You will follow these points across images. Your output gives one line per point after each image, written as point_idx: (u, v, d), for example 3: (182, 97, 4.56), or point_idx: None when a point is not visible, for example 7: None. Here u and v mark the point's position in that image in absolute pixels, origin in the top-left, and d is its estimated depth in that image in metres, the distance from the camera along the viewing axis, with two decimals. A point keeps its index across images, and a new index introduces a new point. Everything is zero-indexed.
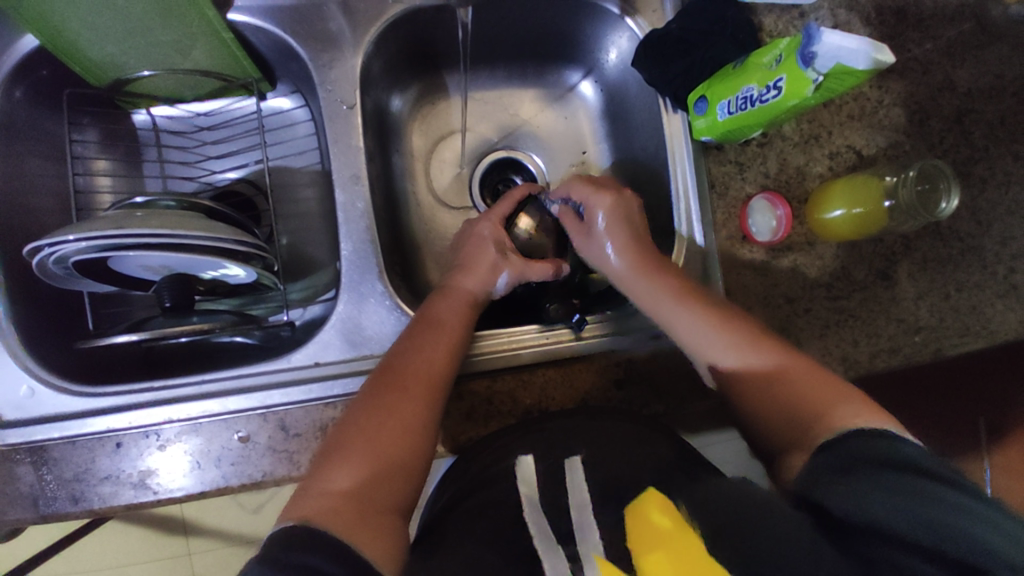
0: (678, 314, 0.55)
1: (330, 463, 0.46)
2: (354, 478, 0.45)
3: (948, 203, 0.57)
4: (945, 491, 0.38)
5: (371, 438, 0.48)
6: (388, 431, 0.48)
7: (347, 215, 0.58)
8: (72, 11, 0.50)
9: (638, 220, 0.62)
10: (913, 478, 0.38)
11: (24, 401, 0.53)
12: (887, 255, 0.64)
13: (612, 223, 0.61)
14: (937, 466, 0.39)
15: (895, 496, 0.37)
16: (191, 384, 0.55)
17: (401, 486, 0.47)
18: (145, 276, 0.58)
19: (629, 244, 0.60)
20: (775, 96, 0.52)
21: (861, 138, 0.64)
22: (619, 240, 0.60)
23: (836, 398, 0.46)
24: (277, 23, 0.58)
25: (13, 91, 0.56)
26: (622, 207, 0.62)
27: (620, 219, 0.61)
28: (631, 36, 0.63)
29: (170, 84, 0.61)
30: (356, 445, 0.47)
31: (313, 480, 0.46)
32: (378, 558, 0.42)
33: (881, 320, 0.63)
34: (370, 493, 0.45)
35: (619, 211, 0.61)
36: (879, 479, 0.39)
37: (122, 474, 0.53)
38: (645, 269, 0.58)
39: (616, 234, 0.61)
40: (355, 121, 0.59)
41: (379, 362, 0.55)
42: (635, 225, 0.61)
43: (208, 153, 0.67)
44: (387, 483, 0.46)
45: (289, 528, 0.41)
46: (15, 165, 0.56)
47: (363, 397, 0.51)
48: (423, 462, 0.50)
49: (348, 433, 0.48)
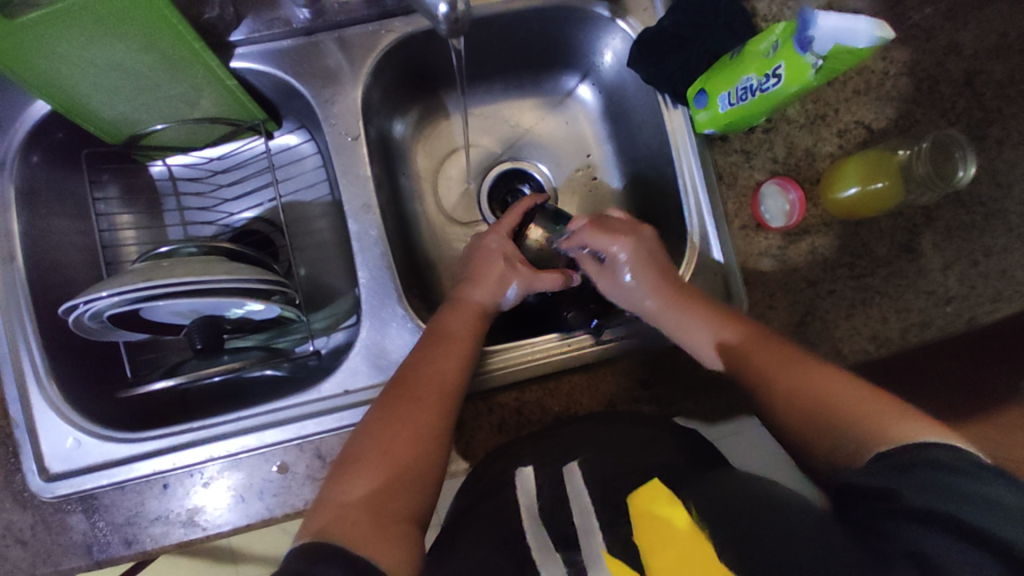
0: (715, 348, 0.56)
1: (345, 476, 0.48)
2: (366, 489, 0.47)
3: (966, 171, 0.56)
4: (970, 481, 0.37)
5: (384, 452, 0.49)
6: (401, 442, 0.50)
7: (361, 243, 0.59)
8: (82, 77, 0.52)
9: (662, 254, 0.61)
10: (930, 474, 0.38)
11: (71, 453, 0.55)
12: (908, 227, 0.63)
13: (637, 264, 0.60)
14: (952, 456, 0.39)
15: (923, 494, 0.37)
16: (229, 420, 0.57)
17: (416, 493, 0.49)
18: (174, 321, 0.60)
19: (655, 282, 0.59)
20: (776, 84, 0.51)
21: (869, 112, 0.63)
22: (647, 279, 0.60)
23: (857, 398, 0.47)
24: (278, 66, 0.59)
25: (30, 157, 0.57)
26: (644, 247, 0.61)
27: (645, 260, 0.60)
28: (624, 37, 0.63)
29: (182, 135, 0.63)
30: (368, 461, 0.49)
31: (328, 493, 0.47)
32: (394, 566, 0.43)
33: (910, 293, 0.62)
34: (383, 503, 0.47)
35: (641, 253, 0.61)
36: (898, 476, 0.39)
37: (171, 514, 0.55)
38: (678, 303, 0.58)
39: (643, 275, 0.60)
40: (360, 151, 0.60)
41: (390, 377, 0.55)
42: (659, 259, 0.61)
43: (224, 196, 0.68)
44: (400, 494, 0.48)
45: (305, 543, 0.43)
46: (42, 228, 0.58)
47: (377, 407, 0.52)
48: (437, 471, 0.51)
49: (362, 449, 0.50)
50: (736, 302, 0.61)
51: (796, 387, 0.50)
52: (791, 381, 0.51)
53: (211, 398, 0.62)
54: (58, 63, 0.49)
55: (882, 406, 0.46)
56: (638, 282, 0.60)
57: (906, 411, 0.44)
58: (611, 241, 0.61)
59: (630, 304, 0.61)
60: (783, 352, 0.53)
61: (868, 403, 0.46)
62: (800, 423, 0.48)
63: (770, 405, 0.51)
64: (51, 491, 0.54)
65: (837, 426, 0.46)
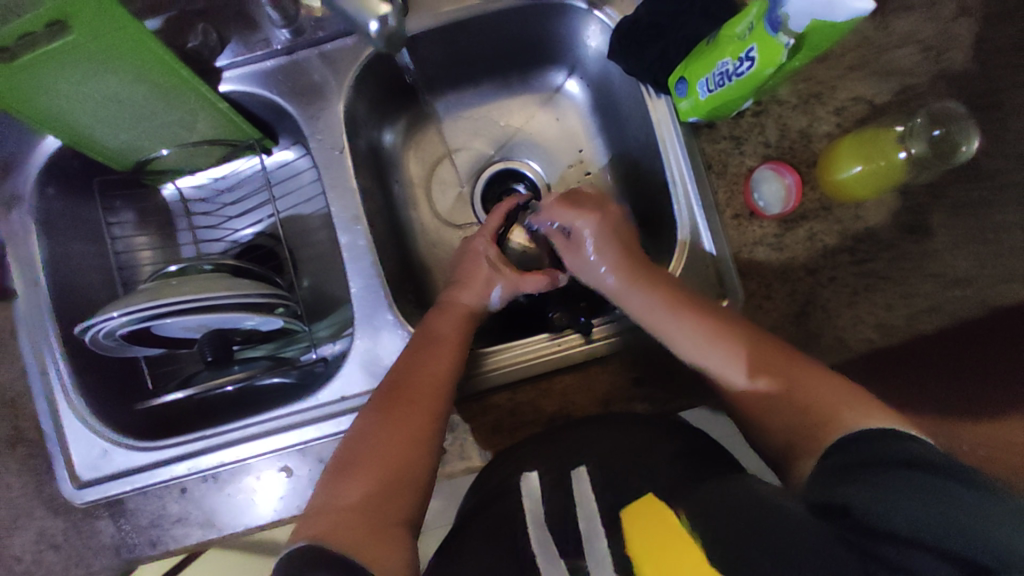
0: (678, 326, 0.56)
1: (341, 481, 0.48)
2: (362, 493, 0.48)
3: (968, 144, 0.55)
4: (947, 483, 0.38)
5: (377, 455, 0.50)
6: (394, 445, 0.50)
7: (353, 255, 0.61)
8: (82, 109, 0.55)
9: (625, 231, 0.63)
10: (910, 473, 0.39)
11: (98, 461, 0.59)
12: (915, 206, 0.61)
13: (601, 240, 0.62)
14: (926, 455, 0.40)
15: (904, 496, 0.38)
16: (237, 428, 0.60)
17: (410, 497, 0.49)
18: (185, 336, 0.64)
19: (617, 257, 0.61)
20: (750, 67, 0.49)
21: (868, 87, 0.62)
22: (610, 255, 0.61)
23: (822, 384, 0.50)
24: (265, 86, 0.61)
25: (47, 189, 0.61)
26: (608, 223, 0.63)
27: (607, 235, 0.62)
28: (604, 28, 0.62)
29: (186, 158, 0.67)
30: (362, 464, 0.49)
31: (325, 499, 0.48)
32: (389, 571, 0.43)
33: (917, 278, 0.61)
34: (377, 506, 0.47)
35: (604, 228, 0.62)
36: (879, 480, 0.40)
37: (189, 516, 0.59)
38: (638, 277, 0.59)
39: (606, 252, 0.61)
40: (346, 163, 0.61)
41: (376, 387, 0.55)
42: (623, 236, 0.62)
43: (229, 214, 0.72)
44: (395, 498, 0.48)
45: (302, 547, 0.43)
46: (63, 254, 0.62)
47: (369, 413, 0.53)
48: (428, 475, 0.51)
49: (358, 453, 0.50)
50: (729, 293, 0.60)
51: (781, 379, 0.52)
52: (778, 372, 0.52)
53: (224, 406, 0.66)
54: (58, 98, 0.53)
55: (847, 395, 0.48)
56: (600, 258, 0.61)
57: (867, 400, 0.47)
58: (577, 216, 0.63)
59: (592, 281, 0.63)
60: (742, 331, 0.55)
61: (831, 396, 0.49)
62: (788, 411, 0.50)
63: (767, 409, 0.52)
64: (81, 497, 0.59)
65: (818, 419, 0.48)
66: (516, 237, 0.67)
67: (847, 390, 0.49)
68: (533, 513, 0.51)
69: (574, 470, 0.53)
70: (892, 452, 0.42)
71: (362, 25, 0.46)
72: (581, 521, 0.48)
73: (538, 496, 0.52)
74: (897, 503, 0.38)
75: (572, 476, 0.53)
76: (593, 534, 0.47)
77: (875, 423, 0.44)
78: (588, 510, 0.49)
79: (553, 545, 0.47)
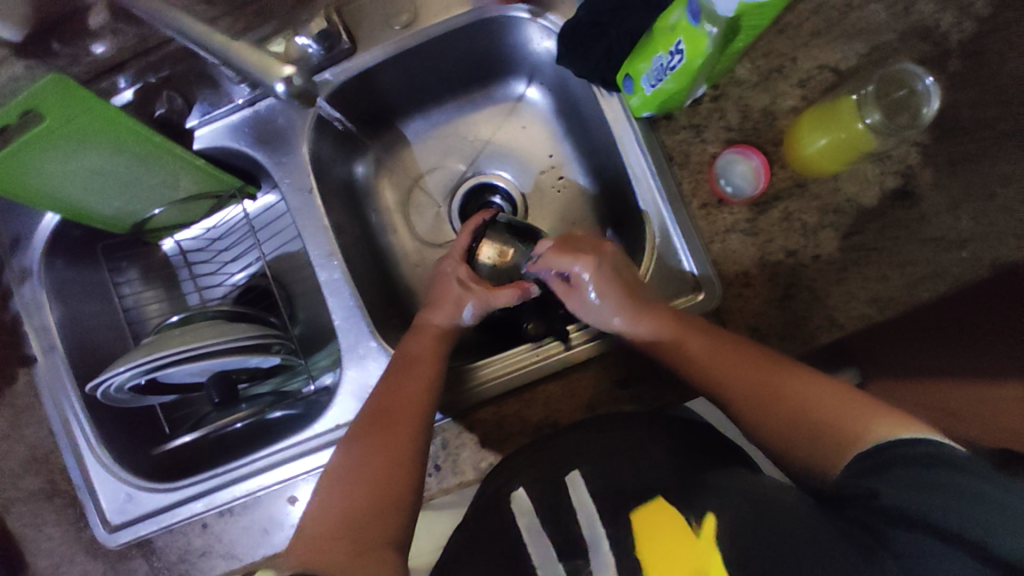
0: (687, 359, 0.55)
1: (326, 508, 0.51)
2: (346, 518, 0.50)
3: (929, 105, 0.51)
4: (956, 477, 0.38)
5: (360, 480, 0.52)
6: (376, 468, 0.52)
7: (332, 290, 0.63)
8: (73, 185, 0.59)
9: (624, 269, 0.61)
10: (922, 469, 0.40)
11: (125, 505, 0.64)
12: (902, 169, 0.57)
13: (600, 281, 0.60)
14: (927, 451, 0.40)
15: (906, 492, 0.39)
16: (246, 463, 0.63)
17: (394, 519, 0.51)
18: (194, 381, 0.68)
19: (619, 295, 0.59)
20: (680, 60, 0.49)
21: (833, 53, 0.59)
22: (610, 294, 0.59)
23: (834, 401, 0.49)
24: (231, 138, 0.64)
25: (55, 260, 0.67)
26: (606, 263, 0.61)
27: (606, 275, 0.60)
28: (550, 34, 0.62)
29: (177, 215, 0.71)
30: (346, 491, 0.52)
31: (310, 526, 0.50)
32: None
33: (912, 244, 0.56)
34: (361, 531, 0.49)
35: (603, 269, 0.61)
36: (894, 480, 0.40)
37: (213, 548, 0.63)
38: (641, 316, 0.58)
39: (607, 291, 0.59)
40: (316, 202, 0.64)
41: (357, 415, 0.58)
42: (623, 274, 0.61)
43: (224, 259, 0.75)
44: (380, 519, 0.50)
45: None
46: (76, 318, 0.67)
47: (353, 441, 0.55)
48: (413, 495, 0.52)
49: (342, 481, 0.53)
50: (706, 287, 0.60)
51: (798, 398, 0.50)
52: (795, 391, 0.50)
53: (236, 443, 0.70)
54: (49, 178, 0.57)
55: (865, 409, 0.47)
56: (602, 299, 0.59)
57: (889, 412, 0.46)
58: (573, 260, 0.62)
59: (596, 322, 0.60)
60: (759, 365, 0.52)
61: (846, 407, 0.48)
62: (800, 427, 0.49)
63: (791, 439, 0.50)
64: (115, 540, 0.63)
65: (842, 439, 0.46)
66: (485, 254, 0.68)
67: (862, 402, 0.48)
68: (529, 528, 0.54)
69: (568, 476, 0.55)
70: (892, 450, 0.42)
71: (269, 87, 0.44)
72: (581, 523, 0.52)
73: (531, 509, 0.55)
74: (900, 500, 0.39)
75: (568, 483, 0.55)
76: (596, 539, 0.50)
77: (901, 433, 0.43)
78: (587, 513, 0.52)
79: (551, 549, 0.52)
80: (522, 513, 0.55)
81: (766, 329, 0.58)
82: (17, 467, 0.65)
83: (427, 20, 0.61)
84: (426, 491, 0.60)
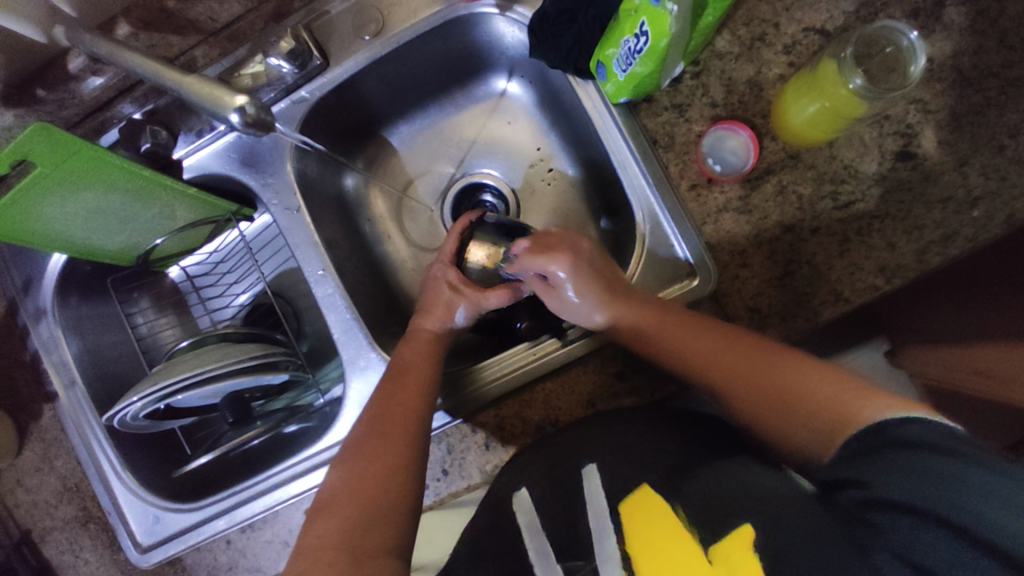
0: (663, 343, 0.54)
1: (320, 520, 0.51)
2: (342, 528, 0.49)
3: (917, 65, 0.48)
4: (948, 463, 0.36)
5: (354, 490, 0.52)
6: (371, 475, 0.52)
7: (328, 305, 0.64)
8: (75, 225, 0.61)
9: (600, 262, 0.60)
10: (909, 454, 0.38)
11: (154, 527, 0.66)
12: (902, 130, 0.54)
13: (579, 281, 0.59)
14: (926, 436, 0.38)
15: (896, 480, 0.38)
16: (262, 480, 0.65)
17: (390, 528, 0.50)
18: (208, 403, 0.69)
19: (599, 294, 0.58)
20: (646, 41, 0.48)
21: (818, 14, 0.56)
22: (591, 294, 0.58)
23: (816, 383, 0.48)
24: (218, 166, 0.66)
25: (69, 297, 0.69)
26: (581, 260, 0.59)
27: (583, 273, 0.59)
28: (522, 25, 0.61)
29: (179, 243, 0.72)
30: (342, 504, 0.51)
31: (306, 536, 0.50)
32: None
33: (920, 207, 0.53)
34: (357, 539, 0.48)
35: (580, 266, 0.59)
36: (886, 470, 0.38)
37: (239, 563, 0.65)
38: (622, 312, 0.56)
39: (586, 290, 0.58)
40: (304, 219, 0.64)
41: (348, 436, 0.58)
42: (599, 270, 0.59)
43: (230, 282, 0.77)
44: (374, 528, 0.49)
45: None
46: (93, 351, 0.70)
47: (351, 452, 0.55)
48: (412, 502, 0.52)
49: (339, 494, 0.52)
50: (701, 273, 0.57)
51: (776, 377, 0.50)
52: (776, 375, 0.50)
53: (254, 459, 0.71)
54: (50, 220, 0.59)
55: (850, 389, 0.46)
56: (583, 299, 0.58)
57: (874, 393, 0.45)
58: (548, 260, 0.60)
59: (577, 321, 0.60)
60: (733, 342, 0.52)
61: (835, 394, 0.46)
62: (777, 408, 0.50)
63: (767, 414, 0.51)
64: (147, 560, 0.65)
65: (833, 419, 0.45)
66: (475, 256, 0.67)
67: (847, 382, 0.47)
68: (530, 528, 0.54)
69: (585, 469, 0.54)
70: (885, 434, 0.40)
71: (223, 116, 0.49)
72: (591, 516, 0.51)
73: (532, 509, 0.55)
74: (902, 493, 0.37)
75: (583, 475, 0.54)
76: (601, 533, 0.50)
77: (879, 413, 0.42)
78: (597, 508, 0.52)
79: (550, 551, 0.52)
80: (521, 512, 0.55)
81: (768, 310, 0.55)
82: (51, 496, 0.68)
83: (396, 25, 0.61)
84: (435, 496, 0.59)
